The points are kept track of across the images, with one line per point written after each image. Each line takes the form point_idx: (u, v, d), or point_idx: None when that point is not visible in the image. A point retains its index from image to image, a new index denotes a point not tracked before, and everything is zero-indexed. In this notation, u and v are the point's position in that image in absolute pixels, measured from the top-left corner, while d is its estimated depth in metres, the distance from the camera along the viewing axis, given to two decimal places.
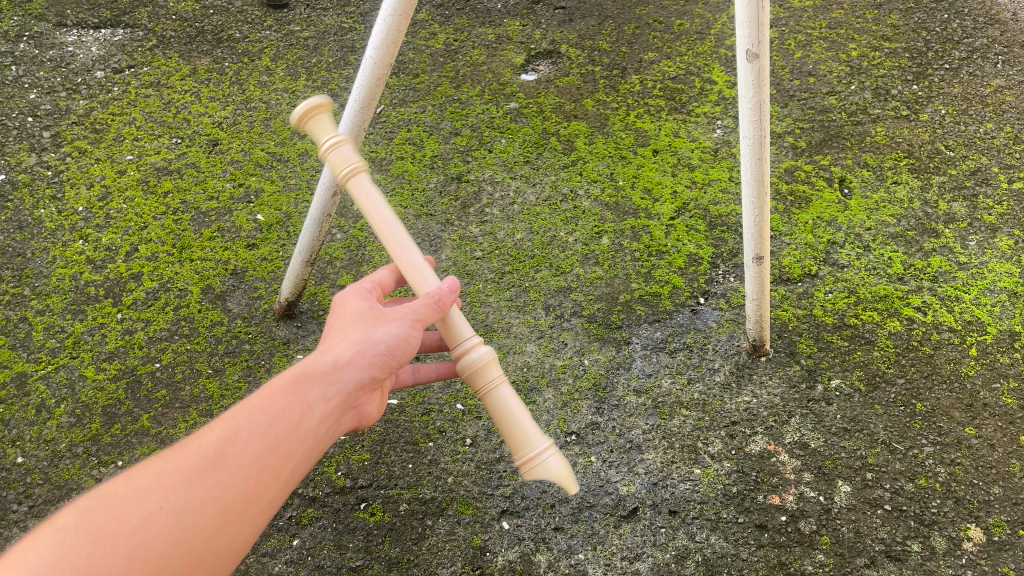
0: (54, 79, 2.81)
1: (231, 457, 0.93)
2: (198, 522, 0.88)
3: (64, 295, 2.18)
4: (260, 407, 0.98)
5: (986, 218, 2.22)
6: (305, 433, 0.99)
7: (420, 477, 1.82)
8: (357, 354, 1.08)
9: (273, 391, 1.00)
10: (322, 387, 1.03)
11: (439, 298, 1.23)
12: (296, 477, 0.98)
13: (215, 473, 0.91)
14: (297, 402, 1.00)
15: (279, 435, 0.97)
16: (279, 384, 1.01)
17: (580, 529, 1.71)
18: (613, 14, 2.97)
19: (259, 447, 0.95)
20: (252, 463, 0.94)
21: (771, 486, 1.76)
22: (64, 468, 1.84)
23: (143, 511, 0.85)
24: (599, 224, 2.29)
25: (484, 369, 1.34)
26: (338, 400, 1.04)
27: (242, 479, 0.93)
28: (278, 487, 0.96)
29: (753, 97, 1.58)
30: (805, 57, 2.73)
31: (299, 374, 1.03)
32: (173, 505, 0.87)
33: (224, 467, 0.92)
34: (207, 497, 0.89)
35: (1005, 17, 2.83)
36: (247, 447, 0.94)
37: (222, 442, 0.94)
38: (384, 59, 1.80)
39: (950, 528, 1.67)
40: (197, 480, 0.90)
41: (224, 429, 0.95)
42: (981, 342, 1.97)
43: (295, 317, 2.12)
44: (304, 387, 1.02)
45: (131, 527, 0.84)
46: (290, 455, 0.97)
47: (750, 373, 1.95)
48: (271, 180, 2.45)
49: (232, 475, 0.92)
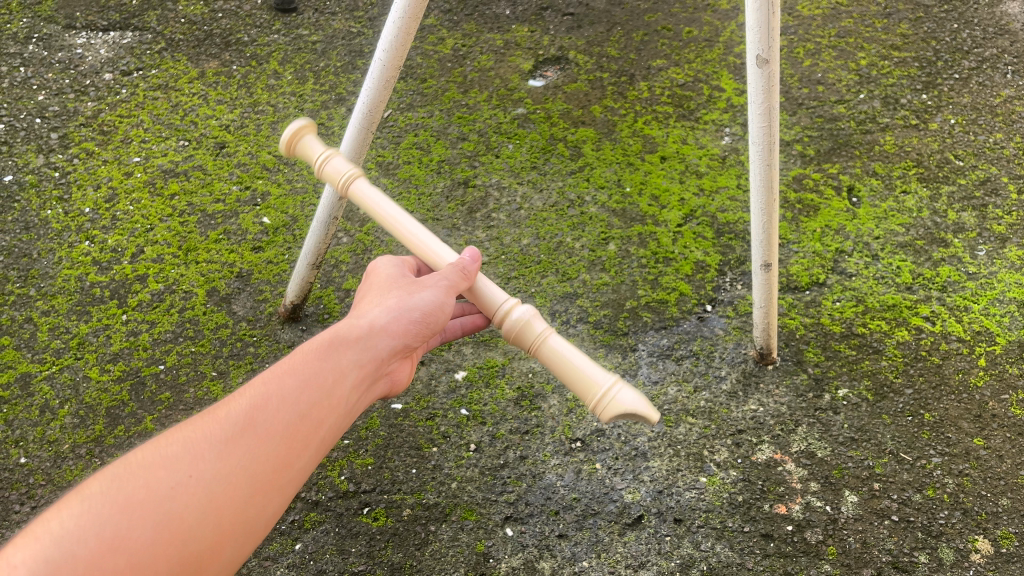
0: (62, 81, 2.81)
1: (263, 423, 0.97)
2: (229, 491, 0.91)
3: (69, 296, 2.18)
4: (291, 374, 1.02)
5: (995, 228, 2.21)
6: (336, 401, 1.04)
7: (424, 482, 1.81)
8: (392, 323, 1.17)
9: (306, 359, 1.05)
10: (356, 354, 1.10)
11: (463, 266, 1.38)
12: (328, 444, 1.02)
13: (246, 443, 0.94)
14: (329, 368, 1.05)
15: (310, 402, 1.01)
16: (315, 352, 1.07)
17: (584, 537, 1.70)
18: (622, 21, 2.97)
19: (289, 416, 0.99)
20: (284, 431, 0.97)
21: (777, 495, 1.74)
22: (67, 468, 1.83)
23: (172, 481, 0.89)
24: (606, 230, 2.29)
25: (528, 325, 1.44)
26: (371, 367, 1.11)
27: (274, 447, 0.96)
28: (309, 454, 0.99)
29: (763, 102, 1.57)
30: (814, 65, 2.72)
31: (336, 340, 1.09)
32: (203, 473, 0.90)
33: (255, 435, 0.95)
34: (239, 466, 0.93)
35: (1015, 27, 2.82)
36: (278, 415, 0.98)
37: (254, 408, 0.97)
38: (392, 62, 1.80)
39: (957, 540, 1.65)
40: (227, 448, 0.93)
41: (254, 397, 0.99)
42: (990, 352, 1.95)
43: (300, 320, 2.11)
44: (340, 354, 1.08)
45: (160, 496, 0.87)
46: (322, 423, 1.01)
47: (756, 381, 1.94)
48: (277, 183, 2.45)
49: (261, 444, 0.95)
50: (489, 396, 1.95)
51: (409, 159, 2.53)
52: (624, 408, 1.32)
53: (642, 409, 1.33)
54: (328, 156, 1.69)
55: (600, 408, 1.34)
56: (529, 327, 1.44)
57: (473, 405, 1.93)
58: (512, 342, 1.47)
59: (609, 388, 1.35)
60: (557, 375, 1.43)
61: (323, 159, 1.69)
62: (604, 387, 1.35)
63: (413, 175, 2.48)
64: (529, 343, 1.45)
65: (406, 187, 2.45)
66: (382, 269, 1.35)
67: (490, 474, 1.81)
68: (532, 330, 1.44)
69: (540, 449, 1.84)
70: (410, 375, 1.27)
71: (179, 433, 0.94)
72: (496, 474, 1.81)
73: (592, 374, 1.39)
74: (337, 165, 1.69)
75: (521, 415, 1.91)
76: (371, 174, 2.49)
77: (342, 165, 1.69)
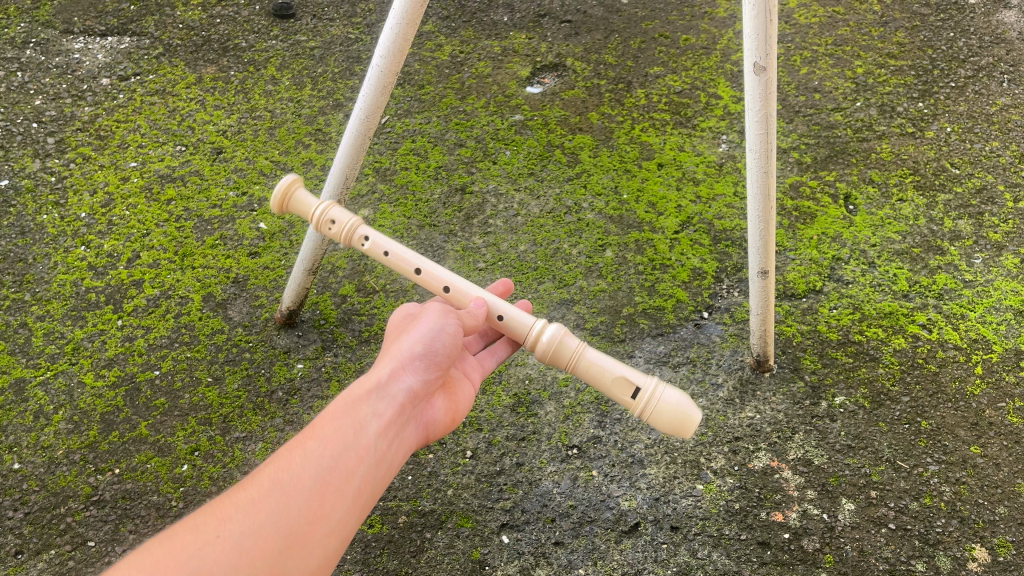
0: (59, 86, 2.81)
1: (288, 482, 1.05)
2: (262, 544, 0.99)
3: (64, 301, 2.17)
4: (314, 433, 1.11)
5: (991, 236, 2.22)
6: (360, 453, 1.11)
7: (420, 488, 1.80)
8: (406, 368, 1.26)
9: (326, 418, 1.13)
10: (372, 406, 1.18)
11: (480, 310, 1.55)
12: (361, 494, 1.10)
13: (274, 499, 1.02)
14: (348, 425, 1.13)
15: (333, 458, 1.09)
16: (335, 407, 1.15)
17: (581, 544, 1.69)
18: (619, 29, 2.97)
19: (316, 470, 1.06)
20: (312, 485, 1.05)
21: (774, 503, 1.73)
22: (61, 474, 1.82)
23: (201, 542, 0.98)
24: (603, 236, 2.29)
25: (562, 346, 1.55)
26: (391, 415, 1.18)
27: (305, 501, 1.04)
28: (340, 506, 1.06)
29: (760, 110, 1.57)
30: (811, 73, 2.73)
31: (351, 397, 1.17)
32: (231, 532, 0.99)
33: (283, 492, 1.04)
34: (269, 520, 1.01)
35: (1011, 36, 2.83)
36: (305, 471, 1.06)
37: (280, 470, 1.06)
38: (390, 68, 1.80)
39: (954, 548, 1.65)
40: (254, 507, 1.01)
41: (280, 460, 1.07)
42: (986, 360, 1.95)
43: (296, 326, 2.11)
44: (359, 406, 1.17)
45: (189, 557, 0.96)
46: (350, 474, 1.09)
47: (753, 388, 1.93)
48: (274, 189, 2.45)
49: (288, 500, 1.03)
50: (486, 403, 1.95)
51: (406, 166, 2.53)
52: (669, 409, 1.46)
53: (684, 409, 1.46)
54: (326, 208, 1.72)
55: (648, 413, 1.47)
56: (564, 345, 1.55)
57: (470, 412, 1.93)
58: (552, 363, 1.58)
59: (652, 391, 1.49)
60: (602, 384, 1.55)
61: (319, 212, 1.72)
62: (646, 394, 1.49)
63: (410, 181, 2.48)
64: (567, 360, 1.55)
65: (403, 193, 2.44)
66: (395, 319, 1.47)
67: (487, 481, 1.80)
68: (568, 346, 1.55)
69: (536, 456, 1.84)
70: (444, 418, 1.34)
71: (213, 502, 1.04)
72: (492, 480, 1.80)
73: (635, 379, 1.52)
74: (337, 214, 1.73)
75: (517, 422, 1.90)
76: (368, 180, 2.49)
77: (343, 214, 1.73)
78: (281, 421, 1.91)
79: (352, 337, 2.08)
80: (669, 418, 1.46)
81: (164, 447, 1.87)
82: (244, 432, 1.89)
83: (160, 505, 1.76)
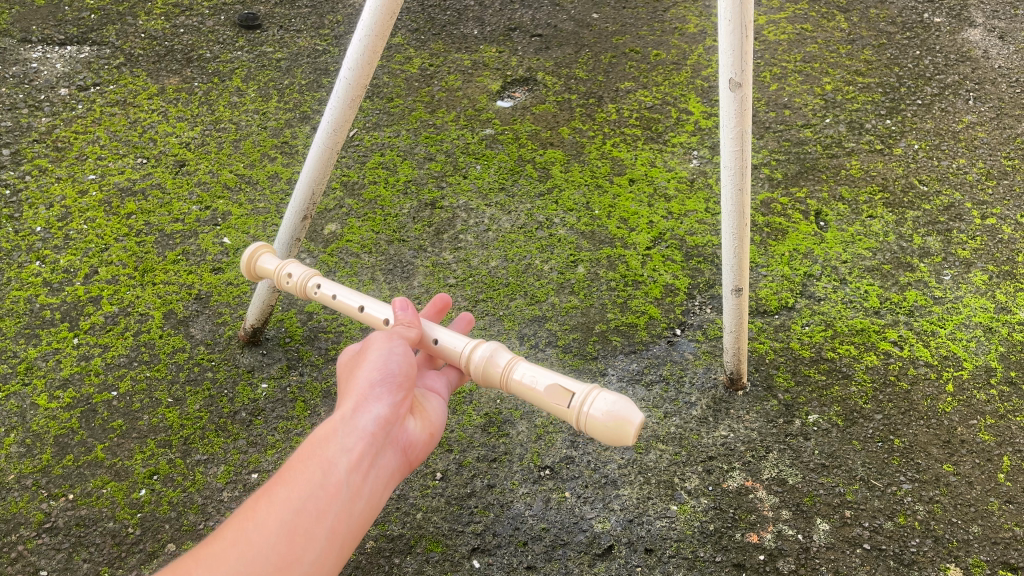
0: (16, 96, 2.73)
1: (253, 531, 0.90)
2: None
3: (17, 319, 2.09)
4: (281, 477, 0.96)
5: (959, 252, 2.23)
6: (334, 489, 0.97)
7: (388, 512, 1.75)
8: (369, 399, 1.12)
9: (292, 460, 0.99)
10: (341, 441, 1.03)
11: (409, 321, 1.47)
12: (337, 533, 0.95)
13: (236, 551, 0.88)
14: (316, 462, 0.98)
15: (304, 496, 0.94)
16: (301, 449, 1.01)
17: (554, 568, 1.64)
18: (590, 43, 2.97)
19: (283, 513, 0.91)
20: (279, 528, 0.90)
21: (749, 524, 1.71)
22: (12, 500, 1.74)
23: None
24: (575, 252, 2.26)
25: (492, 362, 1.45)
26: (363, 446, 1.04)
27: (272, 546, 0.89)
28: (316, 548, 0.92)
29: (735, 127, 1.55)
30: (780, 89, 2.74)
31: (317, 437, 1.02)
32: None
33: (246, 543, 0.89)
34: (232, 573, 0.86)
35: (976, 54, 2.86)
36: (270, 516, 0.91)
37: (242, 519, 0.91)
38: (358, 80, 1.76)
39: (929, 568, 1.62)
40: (215, 561, 0.87)
41: (242, 509, 0.93)
42: (957, 377, 1.95)
43: (260, 344, 2.05)
44: (325, 443, 1.02)
45: None
46: (322, 513, 0.94)
47: (726, 407, 1.91)
48: (239, 204, 2.39)
49: (254, 548, 0.89)
50: (456, 423, 1.91)
51: (375, 179, 2.49)
52: (600, 420, 1.26)
53: (619, 412, 1.25)
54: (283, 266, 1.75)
55: (582, 421, 1.28)
56: (493, 362, 1.44)
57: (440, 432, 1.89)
58: (488, 383, 1.47)
59: (584, 401, 1.29)
60: (535, 398, 1.39)
61: (277, 270, 1.74)
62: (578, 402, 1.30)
63: (379, 196, 2.43)
64: (499, 379, 1.44)
65: (372, 208, 2.40)
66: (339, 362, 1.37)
67: (457, 503, 1.76)
68: (496, 364, 1.44)
69: (508, 478, 1.80)
70: (424, 439, 1.18)
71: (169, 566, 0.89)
72: (462, 504, 1.76)
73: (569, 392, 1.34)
74: (292, 270, 1.74)
75: (488, 443, 1.87)
76: (336, 195, 2.44)
77: (297, 270, 1.74)
78: (244, 443, 1.85)
79: (318, 355, 2.03)
80: (602, 427, 1.26)
81: (122, 470, 1.80)
82: (205, 454, 1.83)
83: (117, 531, 1.69)
